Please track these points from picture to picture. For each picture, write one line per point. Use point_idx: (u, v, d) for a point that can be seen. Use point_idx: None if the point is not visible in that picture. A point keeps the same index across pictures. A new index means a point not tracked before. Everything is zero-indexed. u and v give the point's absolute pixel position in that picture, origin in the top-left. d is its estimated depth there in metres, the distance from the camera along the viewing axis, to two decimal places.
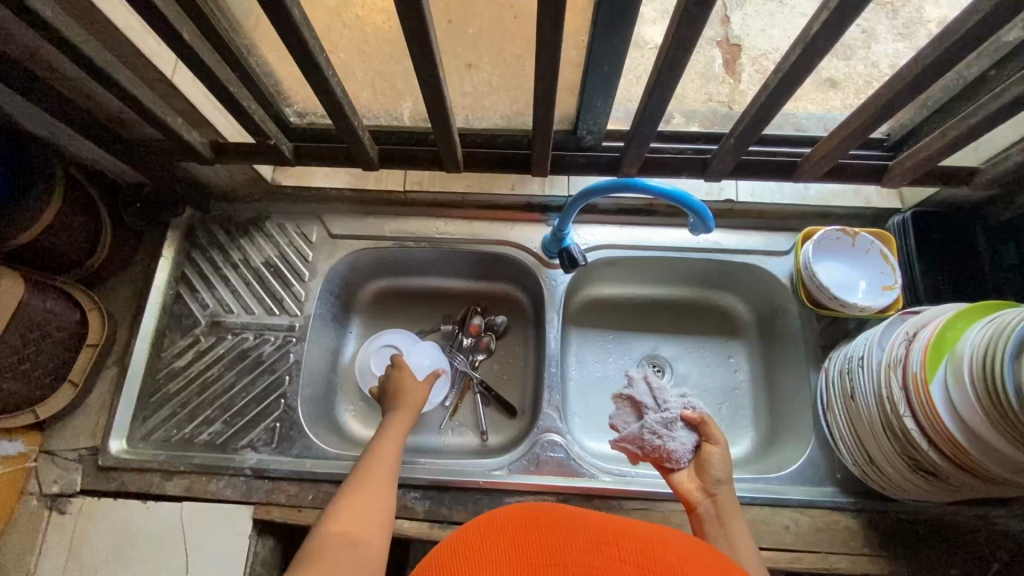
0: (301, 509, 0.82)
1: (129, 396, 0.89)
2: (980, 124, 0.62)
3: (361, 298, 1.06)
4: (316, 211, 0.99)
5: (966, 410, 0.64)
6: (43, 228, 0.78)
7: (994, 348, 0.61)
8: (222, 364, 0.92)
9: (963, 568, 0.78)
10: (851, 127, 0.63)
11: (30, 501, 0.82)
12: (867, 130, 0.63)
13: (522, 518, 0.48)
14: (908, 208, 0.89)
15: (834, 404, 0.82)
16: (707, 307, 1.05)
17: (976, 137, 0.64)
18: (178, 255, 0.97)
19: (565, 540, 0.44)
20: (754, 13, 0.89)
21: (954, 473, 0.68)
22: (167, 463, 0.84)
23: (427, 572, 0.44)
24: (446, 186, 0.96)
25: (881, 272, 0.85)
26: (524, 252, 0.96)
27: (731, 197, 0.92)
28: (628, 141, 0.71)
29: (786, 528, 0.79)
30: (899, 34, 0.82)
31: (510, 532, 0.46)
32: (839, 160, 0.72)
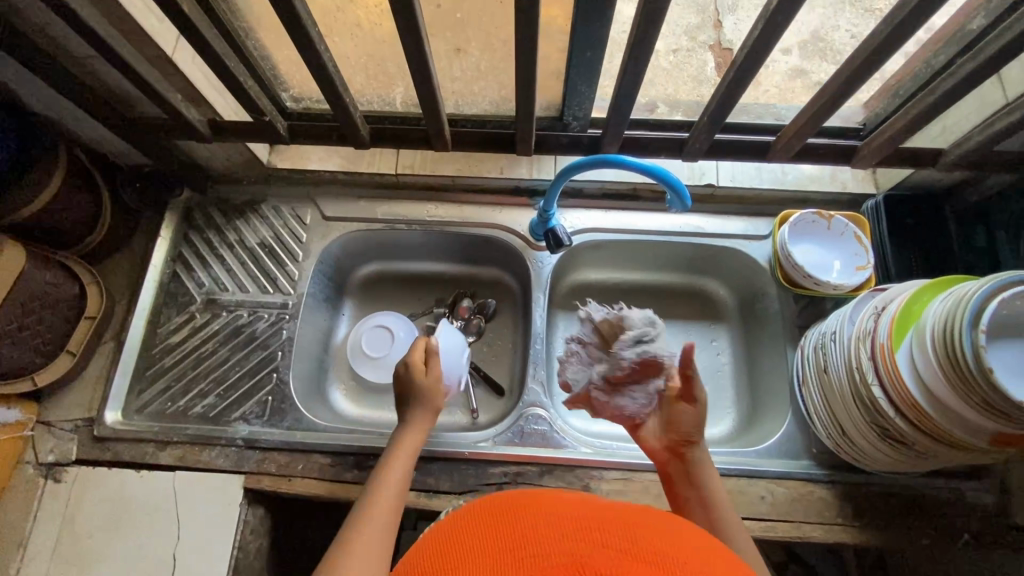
0: (291, 479, 0.84)
1: (126, 369, 0.91)
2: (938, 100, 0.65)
3: (354, 281, 1.09)
4: (310, 194, 1.02)
5: (931, 381, 0.66)
6: (42, 205, 0.80)
7: (952, 318, 0.63)
8: (217, 340, 0.94)
9: (932, 538, 0.81)
10: (817, 104, 0.67)
11: (27, 469, 0.85)
12: (832, 107, 0.66)
13: (502, 510, 0.43)
14: (882, 192, 0.93)
15: (809, 379, 0.85)
16: (690, 292, 1.07)
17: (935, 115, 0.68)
18: (176, 236, 1.00)
19: (544, 526, 0.39)
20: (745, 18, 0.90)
21: (920, 438, 0.71)
22: (161, 434, 0.87)
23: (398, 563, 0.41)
24: (436, 170, 0.99)
25: (854, 254, 0.88)
26: (512, 235, 0.99)
27: (711, 181, 0.95)
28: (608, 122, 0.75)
29: (762, 498, 0.82)
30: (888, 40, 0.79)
31: (486, 526, 0.41)
32: (808, 142, 0.79)
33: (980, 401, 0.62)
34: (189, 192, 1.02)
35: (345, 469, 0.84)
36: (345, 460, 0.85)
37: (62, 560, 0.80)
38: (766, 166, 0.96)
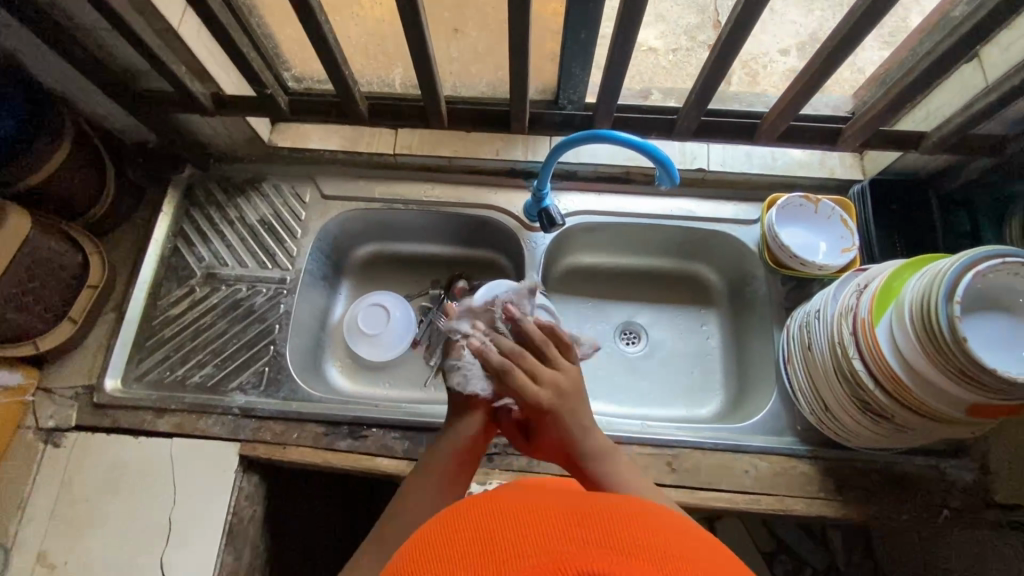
0: (285, 447, 0.86)
1: (126, 339, 0.93)
2: (918, 79, 0.70)
3: (352, 262, 1.11)
4: (310, 173, 1.04)
5: (908, 356, 0.68)
6: (46, 176, 0.82)
7: (928, 294, 0.65)
8: (215, 313, 0.96)
9: (912, 513, 0.82)
10: (804, 78, 0.72)
11: (26, 435, 0.85)
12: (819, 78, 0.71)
13: (477, 502, 0.40)
14: (869, 177, 0.95)
15: (794, 356, 0.87)
16: (682, 277, 1.09)
17: (913, 93, 0.72)
18: (177, 212, 1.02)
19: (524, 520, 0.37)
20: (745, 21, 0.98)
21: (899, 410, 0.72)
22: (159, 402, 0.88)
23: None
24: (434, 151, 1.01)
25: (840, 237, 0.90)
26: (507, 216, 1.01)
27: (702, 166, 0.98)
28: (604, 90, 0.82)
29: (746, 472, 0.84)
30: (884, 42, 0.90)
31: (464, 524, 0.38)
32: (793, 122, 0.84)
33: (958, 375, 0.64)
34: (192, 169, 1.04)
35: (338, 438, 0.86)
36: (339, 429, 0.87)
37: (59, 523, 0.82)
38: (756, 152, 0.99)
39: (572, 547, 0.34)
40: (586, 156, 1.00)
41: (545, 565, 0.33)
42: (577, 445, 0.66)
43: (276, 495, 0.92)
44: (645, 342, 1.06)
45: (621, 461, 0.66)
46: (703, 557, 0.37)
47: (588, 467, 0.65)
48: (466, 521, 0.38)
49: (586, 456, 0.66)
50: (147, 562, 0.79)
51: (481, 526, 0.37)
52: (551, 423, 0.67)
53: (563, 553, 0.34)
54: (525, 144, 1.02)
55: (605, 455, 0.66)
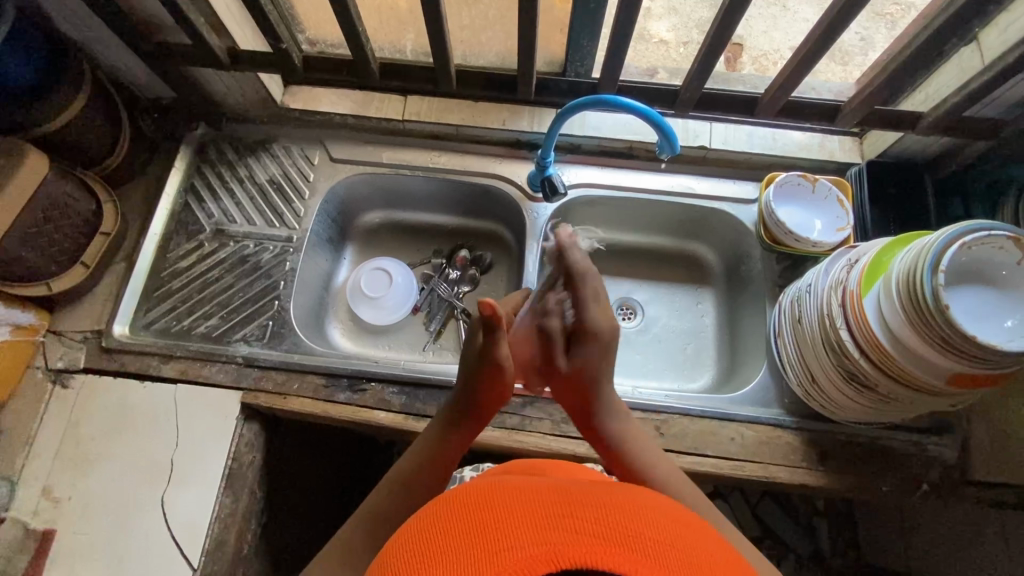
0: (286, 397, 0.88)
1: (135, 288, 0.95)
2: (916, 54, 0.76)
3: (357, 227, 1.13)
4: (319, 136, 1.06)
5: (893, 325, 0.70)
6: (61, 124, 0.84)
7: (914, 268, 0.66)
8: (223, 267, 0.99)
9: (892, 485, 0.85)
10: (802, 53, 0.80)
11: (36, 374, 0.88)
12: (814, 57, 0.79)
13: (473, 491, 0.41)
14: (866, 160, 0.97)
15: (784, 331, 0.89)
16: (680, 255, 1.11)
17: (904, 70, 0.78)
18: (189, 168, 1.04)
19: (515, 506, 0.38)
20: (759, 16, 1.10)
21: (883, 380, 0.75)
22: (166, 348, 0.91)
23: (390, 557, 0.39)
24: (441, 119, 1.03)
25: (836, 216, 0.92)
26: (510, 185, 1.03)
27: (704, 143, 1.00)
28: (610, 58, 0.84)
29: (732, 440, 0.86)
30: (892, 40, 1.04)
31: (458, 511, 0.39)
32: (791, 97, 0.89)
33: (948, 353, 0.65)
34: (204, 128, 1.06)
35: (338, 390, 0.89)
36: (339, 382, 0.89)
37: (63, 461, 0.84)
38: (757, 133, 1.01)
39: (564, 536, 0.35)
40: (589, 129, 1.02)
41: (538, 559, 0.34)
42: (603, 388, 0.70)
43: (275, 447, 0.94)
44: (641, 318, 1.08)
45: (622, 408, 0.72)
46: (693, 541, 0.37)
47: (604, 423, 0.69)
48: (461, 511, 0.39)
49: (604, 410, 0.70)
50: (148, 501, 0.82)
51: (475, 517, 0.38)
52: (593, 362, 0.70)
53: (555, 544, 0.35)
54: (531, 114, 1.03)
55: (620, 412, 0.71)
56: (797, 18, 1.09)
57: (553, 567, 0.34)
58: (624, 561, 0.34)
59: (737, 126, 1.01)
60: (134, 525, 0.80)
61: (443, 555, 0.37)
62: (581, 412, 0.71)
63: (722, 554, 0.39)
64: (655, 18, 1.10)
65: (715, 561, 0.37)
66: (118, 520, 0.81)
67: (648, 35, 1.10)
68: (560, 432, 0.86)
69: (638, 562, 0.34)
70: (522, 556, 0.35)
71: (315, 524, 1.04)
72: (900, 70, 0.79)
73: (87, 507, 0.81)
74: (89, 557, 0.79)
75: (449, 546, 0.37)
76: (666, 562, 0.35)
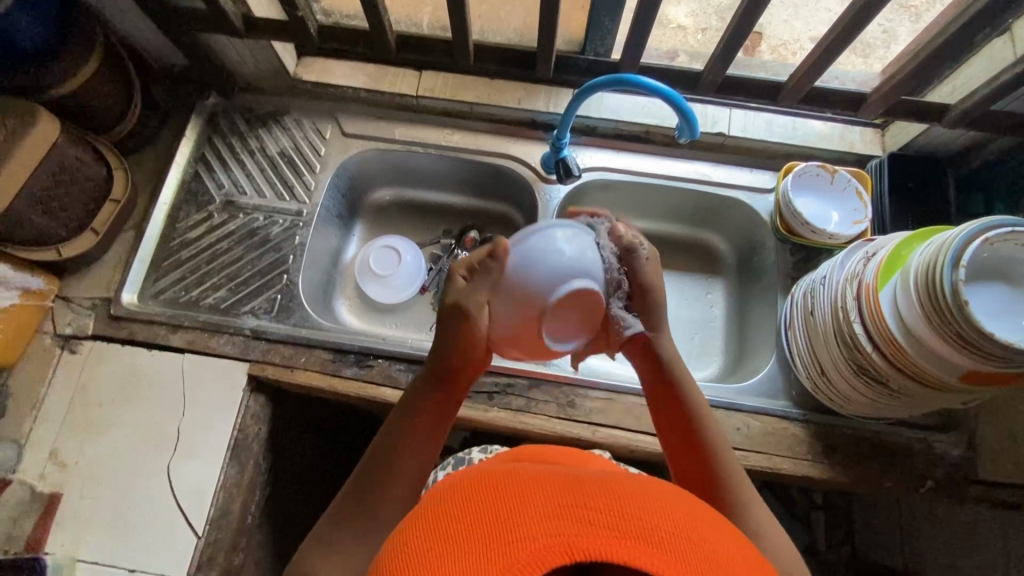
0: (292, 369, 0.88)
1: (143, 257, 0.95)
2: (946, 44, 0.75)
3: (367, 204, 1.12)
4: (332, 110, 1.05)
5: (908, 320, 0.69)
6: (73, 88, 0.83)
7: (934, 263, 0.65)
8: (232, 239, 0.98)
9: (895, 481, 0.84)
10: (828, 40, 0.79)
11: (44, 339, 0.88)
12: (840, 43, 0.78)
13: (486, 480, 0.41)
14: (887, 153, 0.96)
15: (795, 322, 0.88)
16: (692, 244, 1.10)
17: (932, 60, 0.77)
18: (199, 139, 1.03)
19: (528, 491, 0.38)
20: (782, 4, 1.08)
21: (894, 374, 0.74)
22: (173, 318, 0.90)
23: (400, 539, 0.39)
24: (455, 96, 1.02)
25: (854, 208, 0.91)
26: (523, 166, 1.01)
27: (723, 130, 0.98)
28: (632, 37, 0.83)
29: (738, 429, 0.86)
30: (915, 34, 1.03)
31: (470, 496, 0.39)
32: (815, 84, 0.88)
33: (965, 351, 0.64)
34: (216, 98, 1.05)
35: (345, 365, 0.89)
36: (346, 357, 0.89)
37: (71, 426, 0.84)
38: (777, 121, 0.99)
39: (578, 527, 0.35)
40: (607, 111, 1.00)
41: (552, 550, 0.34)
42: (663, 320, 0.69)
43: (279, 420, 0.94)
44: None
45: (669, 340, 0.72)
46: (707, 535, 0.38)
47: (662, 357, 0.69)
48: (474, 495, 0.39)
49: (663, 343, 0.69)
50: (154, 468, 0.82)
51: (488, 503, 0.38)
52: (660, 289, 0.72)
53: (569, 535, 0.35)
54: (548, 94, 1.02)
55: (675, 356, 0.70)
56: (820, 7, 1.07)
57: (568, 559, 0.34)
58: (638, 556, 0.34)
59: (757, 114, 0.99)
60: (140, 492, 0.81)
61: (456, 542, 0.37)
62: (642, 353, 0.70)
63: (735, 547, 0.39)
64: (675, 3, 1.08)
65: (729, 555, 0.37)
66: (124, 486, 0.81)
67: (666, 21, 1.07)
68: (565, 415, 0.86)
69: (653, 554, 0.35)
70: (536, 546, 0.35)
71: (315, 499, 1.04)
72: (931, 58, 0.77)
73: (94, 473, 0.82)
74: (95, 521, 0.80)
75: (462, 533, 0.37)
76: (681, 556, 0.35)
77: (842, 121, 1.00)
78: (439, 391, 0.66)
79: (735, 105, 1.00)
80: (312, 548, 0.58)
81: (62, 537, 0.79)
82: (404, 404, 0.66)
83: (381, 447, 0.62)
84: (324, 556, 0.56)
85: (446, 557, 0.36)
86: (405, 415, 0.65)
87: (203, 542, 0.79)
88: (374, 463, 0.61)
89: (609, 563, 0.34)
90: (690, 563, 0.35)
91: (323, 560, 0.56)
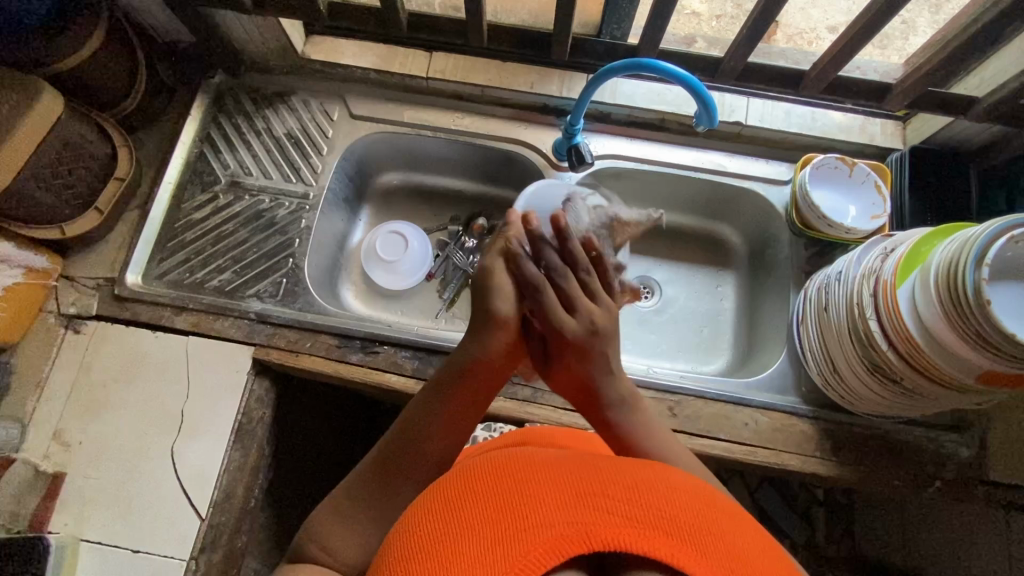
0: (297, 355, 0.87)
1: (148, 238, 0.94)
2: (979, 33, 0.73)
3: (374, 188, 1.11)
4: (340, 91, 1.03)
5: (925, 316, 0.68)
6: (78, 63, 0.82)
7: (957, 258, 0.63)
8: (238, 221, 0.97)
9: (904, 480, 0.83)
10: (854, 28, 0.77)
11: (48, 318, 0.87)
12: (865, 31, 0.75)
13: (500, 463, 0.40)
14: (908, 146, 0.93)
15: (808, 317, 0.87)
16: (703, 236, 1.08)
17: (963, 51, 0.76)
18: (205, 118, 1.01)
19: (542, 480, 0.37)
20: None
21: (909, 372, 0.73)
22: (178, 300, 0.89)
23: (410, 525, 0.39)
24: (467, 78, 0.99)
25: (872, 203, 0.89)
26: (534, 152, 0.99)
27: (740, 119, 0.96)
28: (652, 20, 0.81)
29: (746, 425, 0.85)
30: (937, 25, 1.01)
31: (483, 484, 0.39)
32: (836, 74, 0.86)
33: (985, 350, 0.63)
34: (222, 76, 1.03)
35: (350, 351, 0.88)
36: (351, 343, 0.88)
37: (75, 406, 0.84)
38: (796, 111, 0.97)
39: (596, 516, 0.35)
40: (621, 97, 0.98)
41: (568, 540, 0.34)
42: (607, 384, 0.63)
43: (283, 404, 0.94)
44: (658, 298, 1.06)
45: (639, 402, 0.63)
46: (728, 526, 0.37)
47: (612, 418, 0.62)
48: (487, 483, 0.38)
49: (612, 403, 0.62)
50: (159, 450, 0.82)
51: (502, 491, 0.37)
52: (595, 351, 0.63)
53: (585, 525, 0.34)
54: (561, 78, 0.99)
55: (636, 411, 0.62)
56: None
57: (583, 547, 0.34)
58: (658, 547, 0.33)
59: (776, 103, 0.97)
60: (144, 473, 0.81)
61: (469, 525, 0.36)
62: (584, 400, 0.64)
63: (756, 539, 0.38)
64: None
65: (750, 547, 0.36)
66: (128, 467, 0.81)
67: (681, 7, 1.05)
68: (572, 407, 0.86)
69: (673, 546, 0.34)
70: (553, 534, 0.34)
71: (317, 484, 1.04)
72: (963, 48, 0.75)
73: (98, 454, 0.81)
74: (99, 501, 0.79)
75: (475, 515, 0.36)
76: (700, 549, 0.34)
77: (862, 113, 0.97)
78: (476, 385, 0.60)
79: (753, 94, 0.98)
80: (320, 520, 0.55)
81: (66, 517, 0.79)
82: (437, 387, 0.61)
83: (410, 428, 0.58)
84: (334, 532, 0.54)
85: (459, 540, 0.35)
86: (437, 402, 0.59)
87: (207, 524, 0.79)
88: (399, 445, 0.57)
89: (628, 552, 0.34)
90: (711, 555, 0.34)
91: (332, 534, 0.54)
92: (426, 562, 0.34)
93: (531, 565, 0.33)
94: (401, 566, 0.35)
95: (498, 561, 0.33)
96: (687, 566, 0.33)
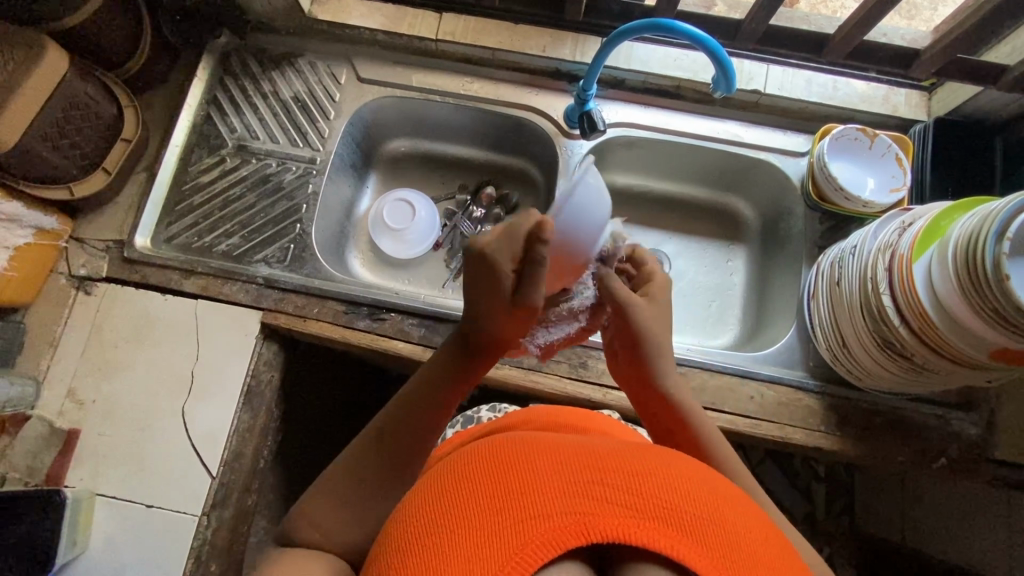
0: (306, 320, 0.88)
1: (156, 202, 0.94)
2: None
3: (382, 154, 1.09)
4: (348, 53, 1.01)
5: (942, 294, 0.66)
6: (82, 20, 0.80)
7: (977, 234, 0.62)
8: (245, 186, 0.96)
9: (908, 457, 0.83)
10: None
11: (59, 279, 0.88)
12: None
13: (502, 450, 0.40)
14: (932, 118, 0.90)
15: (819, 292, 0.86)
16: (715, 209, 1.06)
17: (996, 17, 0.73)
18: (212, 79, 1.00)
19: (545, 468, 0.37)
20: None
21: (922, 351, 0.72)
22: (187, 263, 0.90)
23: (413, 508, 0.39)
24: (476, 41, 0.97)
25: (892, 175, 0.87)
26: (546, 119, 0.97)
27: (758, 87, 0.93)
28: None
29: (751, 398, 0.85)
30: None
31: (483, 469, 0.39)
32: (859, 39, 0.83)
33: (1001, 333, 0.62)
34: (227, 37, 1.02)
35: (357, 317, 0.88)
36: (359, 310, 0.88)
37: (89, 365, 0.85)
38: (817, 80, 0.94)
39: (597, 506, 0.35)
40: (636, 63, 0.95)
41: (567, 529, 0.34)
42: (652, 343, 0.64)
43: (290, 369, 0.95)
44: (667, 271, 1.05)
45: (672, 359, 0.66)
46: (730, 516, 0.36)
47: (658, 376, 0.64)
48: (491, 468, 0.38)
49: (658, 361, 0.64)
50: (170, 410, 0.83)
51: (501, 477, 0.38)
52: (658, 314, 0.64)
53: (585, 516, 0.34)
54: (575, 42, 0.97)
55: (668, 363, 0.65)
56: None
57: (582, 539, 0.34)
58: (657, 538, 0.34)
59: (796, 71, 0.94)
60: (157, 433, 0.82)
61: (469, 507, 0.36)
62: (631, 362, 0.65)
63: (760, 528, 0.38)
64: None
65: (753, 538, 0.36)
66: (140, 426, 0.82)
67: None
68: (576, 375, 0.86)
69: (672, 537, 0.34)
70: (553, 525, 0.34)
71: (321, 448, 1.05)
72: (997, 10, 0.73)
73: (110, 413, 0.83)
74: (113, 457, 0.81)
75: (474, 505, 0.36)
76: (704, 539, 0.34)
77: (886, 82, 0.94)
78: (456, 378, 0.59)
79: (774, 60, 0.95)
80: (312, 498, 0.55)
81: (82, 472, 0.81)
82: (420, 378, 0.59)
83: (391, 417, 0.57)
84: (324, 508, 0.54)
85: (456, 530, 0.35)
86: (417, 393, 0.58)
87: (217, 482, 0.81)
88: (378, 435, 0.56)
89: (629, 544, 0.34)
90: (713, 547, 0.34)
91: (325, 509, 0.54)
92: (424, 550, 0.35)
93: (529, 558, 0.33)
94: (406, 551, 0.36)
95: (495, 548, 0.33)
96: (689, 559, 0.33)
